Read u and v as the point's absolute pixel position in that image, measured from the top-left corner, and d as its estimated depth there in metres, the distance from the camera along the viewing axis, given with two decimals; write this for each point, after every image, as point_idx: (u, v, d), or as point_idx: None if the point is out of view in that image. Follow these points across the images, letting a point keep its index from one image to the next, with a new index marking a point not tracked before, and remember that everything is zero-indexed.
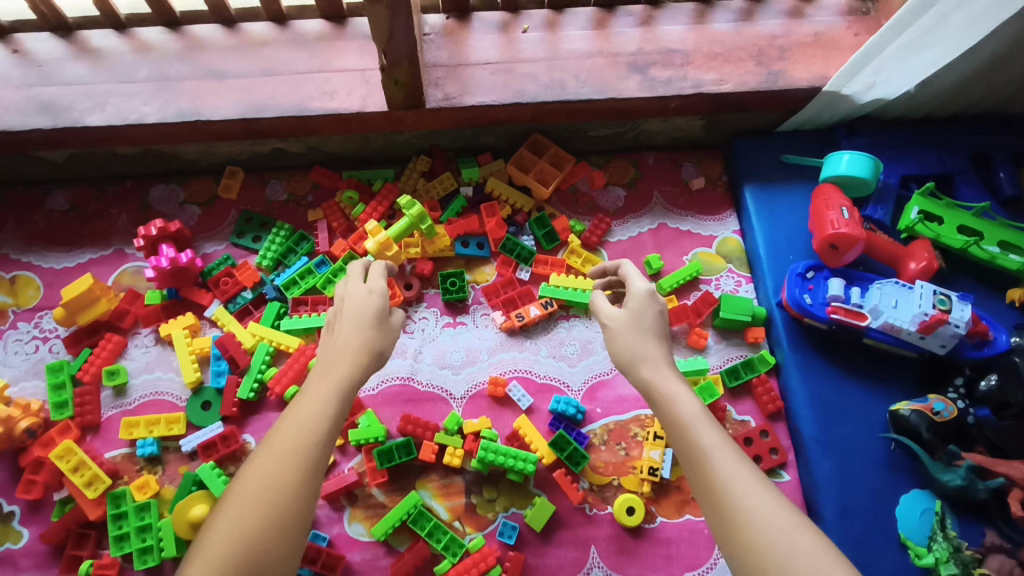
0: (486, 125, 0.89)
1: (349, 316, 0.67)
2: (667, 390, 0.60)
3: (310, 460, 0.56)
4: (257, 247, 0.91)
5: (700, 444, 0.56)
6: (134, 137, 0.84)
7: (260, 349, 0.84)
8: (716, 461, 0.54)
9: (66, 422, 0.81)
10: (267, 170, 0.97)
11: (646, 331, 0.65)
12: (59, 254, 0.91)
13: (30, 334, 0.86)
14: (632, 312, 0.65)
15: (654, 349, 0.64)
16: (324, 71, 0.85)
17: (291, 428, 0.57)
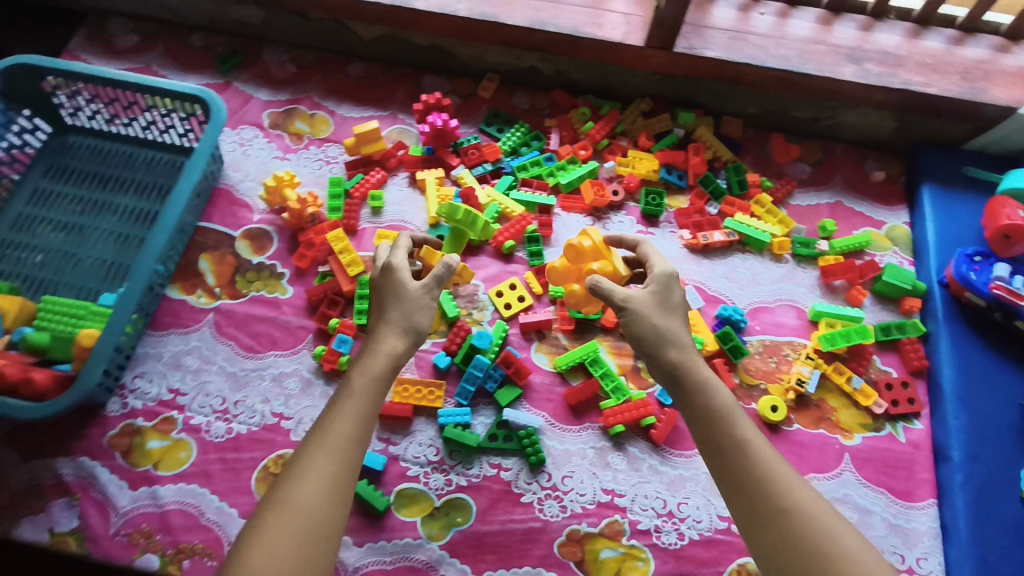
0: (713, 79, 1.07)
1: (392, 295, 0.78)
2: (722, 404, 0.70)
3: (325, 479, 0.62)
4: (499, 136, 1.11)
5: (758, 463, 0.65)
6: (440, 26, 1.08)
7: (492, 207, 1.03)
8: (777, 469, 0.64)
9: (336, 221, 1.02)
10: (516, 83, 1.17)
11: (672, 324, 0.75)
12: (351, 107, 1.15)
13: (318, 156, 1.09)
14: (654, 291, 0.76)
15: (676, 330, 0.75)
16: (598, 8, 1.06)
17: (335, 424, 0.67)
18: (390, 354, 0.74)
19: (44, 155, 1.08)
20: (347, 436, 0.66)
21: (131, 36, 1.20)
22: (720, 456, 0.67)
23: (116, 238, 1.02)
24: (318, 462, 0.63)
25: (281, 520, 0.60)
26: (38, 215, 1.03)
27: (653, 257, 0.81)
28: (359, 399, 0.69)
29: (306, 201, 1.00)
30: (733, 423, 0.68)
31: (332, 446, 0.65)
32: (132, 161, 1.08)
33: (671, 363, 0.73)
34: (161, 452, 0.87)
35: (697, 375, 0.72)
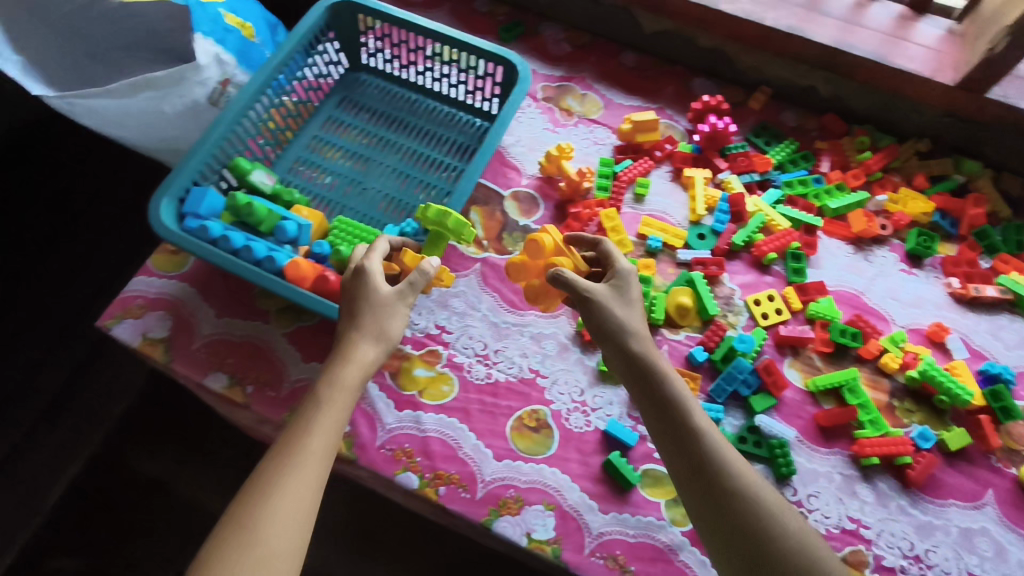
0: (1008, 131, 1.05)
1: (374, 302, 0.80)
2: (677, 394, 0.76)
3: (297, 522, 0.65)
4: (767, 149, 1.11)
5: (698, 421, 0.74)
6: (742, 33, 1.10)
7: (758, 218, 1.03)
8: (718, 447, 0.73)
9: (604, 200, 1.05)
10: (787, 100, 1.17)
11: (630, 313, 0.82)
12: (621, 94, 1.17)
13: (587, 136, 1.12)
14: (615, 285, 0.84)
15: (638, 325, 0.82)
16: (910, 41, 1.06)
17: (345, 374, 0.75)
18: (373, 293, 0.80)
19: (338, 86, 1.15)
20: (320, 456, 0.69)
21: None
22: (681, 445, 0.73)
23: (398, 176, 1.08)
24: (331, 418, 0.72)
25: (297, 462, 0.68)
26: (329, 140, 1.11)
27: (619, 257, 0.87)
28: (366, 340, 0.78)
29: (582, 176, 1.04)
30: (686, 405, 0.76)
31: (343, 388, 0.74)
32: (416, 107, 1.14)
33: (614, 325, 0.81)
34: (426, 381, 0.92)
35: (655, 362, 0.79)
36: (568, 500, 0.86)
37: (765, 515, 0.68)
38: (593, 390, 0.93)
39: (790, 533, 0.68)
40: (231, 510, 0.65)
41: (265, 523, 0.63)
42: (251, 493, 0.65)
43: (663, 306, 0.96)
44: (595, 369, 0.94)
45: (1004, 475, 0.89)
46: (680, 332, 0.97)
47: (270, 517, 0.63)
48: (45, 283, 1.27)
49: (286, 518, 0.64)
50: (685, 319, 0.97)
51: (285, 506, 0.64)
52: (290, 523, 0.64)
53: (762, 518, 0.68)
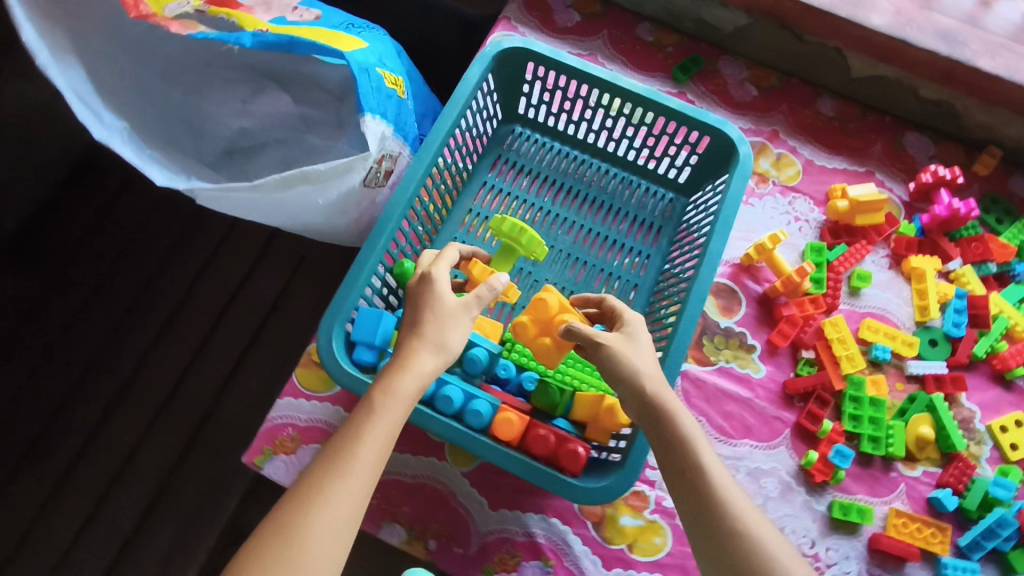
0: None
1: (430, 284, 0.68)
2: (691, 440, 0.63)
3: (350, 507, 0.55)
4: (999, 228, 0.95)
5: (717, 483, 0.61)
6: (996, 92, 0.90)
7: (1001, 321, 0.88)
8: (739, 505, 0.60)
9: (819, 297, 0.89)
10: (1016, 163, 0.99)
11: (645, 356, 0.66)
12: (822, 153, 0.99)
13: (786, 209, 0.95)
14: (627, 332, 0.68)
15: (654, 366, 0.66)
16: None
17: (399, 385, 0.62)
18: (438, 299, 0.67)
19: (489, 145, 0.96)
20: (378, 443, 0.58)
21: (572, 14, 1.05)
22: (699, 521, 0.60)
23: (572, 264, 0.91)
24: (364, 443, 0.58)
25: (321, 501, 0.54)
26: (486, 216, 0.93)
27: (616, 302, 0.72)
28: (425, 334, 0.65)
29: (801, 274, 0.87)
30: (698, 451, 0.62)
31: (383, 399, 0.61)
32: (583, 171, 0.96)
33: (633, 376, 0.65)
34: (635, 532, 0.79)
35: (671, 408, 0.64)
36: None
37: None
38: (826, 541, 0.80)
39: None
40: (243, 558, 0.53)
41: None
42: (268, 539, 0.53)
43: (902, 438, 0.83)
44: (825, 516, 0.81)
45: None
46: (917, 467, 0.84)
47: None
48: (138, 350, 1.16)
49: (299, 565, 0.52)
50: (923, 451, 0.84)
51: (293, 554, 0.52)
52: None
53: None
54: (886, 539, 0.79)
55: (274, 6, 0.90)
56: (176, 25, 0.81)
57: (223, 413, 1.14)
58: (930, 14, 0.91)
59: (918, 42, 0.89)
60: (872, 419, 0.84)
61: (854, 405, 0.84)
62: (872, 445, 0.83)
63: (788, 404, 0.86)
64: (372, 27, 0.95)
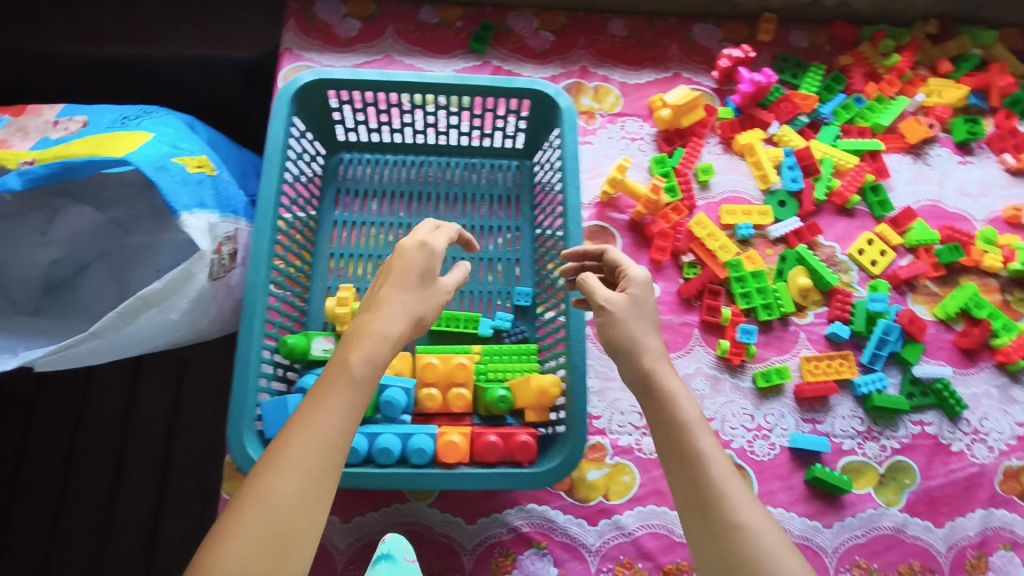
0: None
1: (399, 262, 0.62)
2: (688, 417, 0.57)
3: (314, 480, 0.48)
4: (796, 82, 1.03)
5: (716, 474, 0.54)
6: None
7: (828, 163, 0.97)
8: (729, 488, 0.53)
9: (678, 203, 0.94)
10: (789, 21, 1.08)
11: (644, 334, 0.62)
12: (629, 71, 1.03)
13: (620, 134, 1.00)
14: (634, 296, 0.65)
15: (653, 340, 0.63)
16: None
17: (356, 354, 0.55)
18: (423, 262, 0.63)
19: (324, 182, 0.93)
20: (346, 415, 0.51)
21: (351, 21, 1.03)
22: (694, 503, 0.54)
23: (452, 264, 0.91)
24: (335, 395, 0.52)
25: (280, 472, 0.47)
26: (352, 254, 0.91)
27: (635, 268, 0.67)
28: (396, 297, 0.59)
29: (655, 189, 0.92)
30: (694, 434, 0.56)
31: (351, 350, 0.54)
32: (425, 173, 0.95)
33: (624, 344, 0.62)
34: (605, 481, 0.83)
35: (666, 387, 0.60)
36: (794, 531, 0.83)
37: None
38: (763, 410, 0.88)
39: None
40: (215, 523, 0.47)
41: (238, 534, 0.45)
42: (234, 500, 0.48)
43: (788, 296, 0.92)
44: (754, 389, 0.89)
45: None
46: (808, 314, 0.92)
47: (247, 533, 0.45)
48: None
49: (272, 516, 0.46)
50: (808, 298, 0.93)
51: (259, 509, 0.46)
52: (274, 530, 0.45)
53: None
54: (808, 386, 0.87)
55: (31, 129, 0.82)
56: None
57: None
58: None
59: None
60: (760, 289, 0.92)
61: (741, 284, 0.92)
62: (766, 312, 0.91)
63: (687, 308, 0.92)
64: (151, 110, 0.87)
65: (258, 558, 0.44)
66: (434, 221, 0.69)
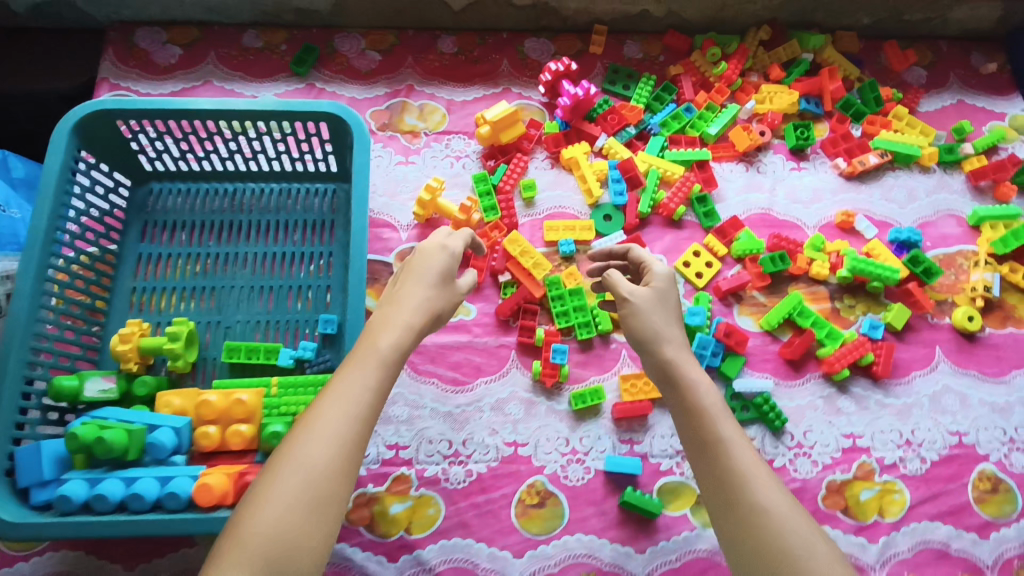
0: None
1: (418, 266, 0.66)
2: (706, 403, 0.61)
3: (332, 451, 0.52)
4: (627, 93, 1.02)
5: (738, 458, 0.57)
6: None
7: (652, 174, 0.95)
8: (745, 464, 0.57)
9: (498, 222, 0.93)
10: (623, 32, 1.06)
11: (661, 325, 0.67)
12: (457, 89, 1.01)
13: (444, 153, 0.98)
14: (656, 288, 0.70)
15: (673, 330, 0.67)
16: None
17: (384, 339, 0.60)
18: (443, 263, 0.67)
19: (130, 214, 0.91)
20: (366, 390, 0.56)
21: (170, 48, 1.01)
22: (710, 481, 0.57)
23: (258, 294, 0.88)
24: (356, 367, 0.57)
25: (297, 444, 0.52)
26: (155, 287, 0.88)
27: (654, 265, 0.72)
28: (418, 292, 0.64)
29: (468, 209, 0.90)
30: (714, 418, 0.60)
31: (380, 334, 0.60)
32: (239, 200, 0.93)
33: (647, 336, 0.67)
34: (408, 514, 0.80)
35: (684, 374, 0.64)
36: (605, 559, 0.79)
37: (793, 559, 0.51)
38: (578, 432, 0.85)
39: None
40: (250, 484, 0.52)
41: (277, 492, 0.50)
42: (268, 465, 0.53)
43: (606, 313, 0.89)
44: (570, 412, 0.86)
45: (941, 327, 0.92)
46: None
47: (274, 498, 0.50)
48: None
49: (303, 486, 0.50)
50: None
51: (296, 472, 0.51)
52: (303, 488, 0.50)
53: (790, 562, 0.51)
54: (621, 406, 0.84)
55: None
56: None
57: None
58: None
59: None
60: (577, 307, 0.89)
61: (559, 302, 0.89)
62: (585, 330, 0.88)
63: (504, 329, 0.89)
64: None
65: (280, 521, 0.49)
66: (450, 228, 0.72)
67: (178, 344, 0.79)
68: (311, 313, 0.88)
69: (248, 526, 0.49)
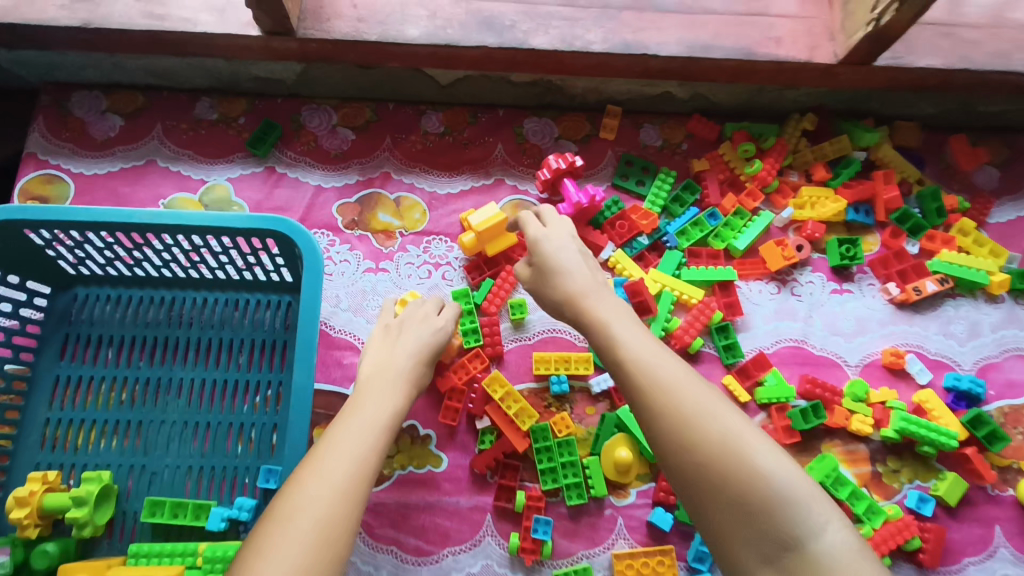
0: (913, 90, 0.82)
1: (408, 328, 0.71)
2: (602, 334, 0.60)
3: (354, 467, 0.53)
4: (641, 191, 0.86)
5: (638, 369, 0.55)
6: (567, 67, 0.78)
7: (665, 298, 0.81)
8: (652, 382, 0.54)
9: (478, 350, 0.78)
10: (640, 113, 0.90)
11: (556, 278, 0.66)
12: (442, 178, 0.87)
13: (421, 259, 0.83)
14: (536, 261, 0.69)
15: (569, 282, 0.66)
16: (768, 15, 0.78)
17: (391, 376, 0.65)
18: (432, 337, 0.71)
19: (48, 326, 0.77)
20: (381, 415, 0.60)
21: (110, 118, 0.86)
22: (632, 403, 0.55)
23: (193, 432, 0.75)
24: (367, 397, 0.62)
25: (317, 458, 0.54)
26: (72, 419, 0.74)
27: (526, 223, 0.72)
28: (404, 357, 0.68)
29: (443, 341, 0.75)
30: (615, 345, 0.58)
31: (381, 404, 0.61)
32: (177, 311, 0.79)
33: (561, 296, 0.66)
34: None
35: (586, 312, 0.63)
36: None
37: (744, 465, 0.48)
38: None
39: (768, 496, 0.46)
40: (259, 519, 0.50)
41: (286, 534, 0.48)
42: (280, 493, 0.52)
43: (600, 474, 0.75)
44: None
45: (1002, 501, 0.78)
46: (630, 493, 0.76)
47: (295, 508, 0.49)
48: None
49: (325, 489, 0.51)
50: (628, 474, 0.76)
51: (308, 517, 0.49)
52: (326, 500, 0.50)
53: (752, 489, 0.47)
54: None
55: None
56: None
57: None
58: (468, 4, 0.77)
59: (463, 41, 0.76)
60: (568, 463, 0.75)
61: (547, 457, 0.75)
62: (576, 494, 0.75)
63: (480, 486, 0.75)
64: None
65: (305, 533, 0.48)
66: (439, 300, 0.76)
67: (83, 509, 0.66)
68: (254, 458, 0.74)
69: (272, 546, 0.47)
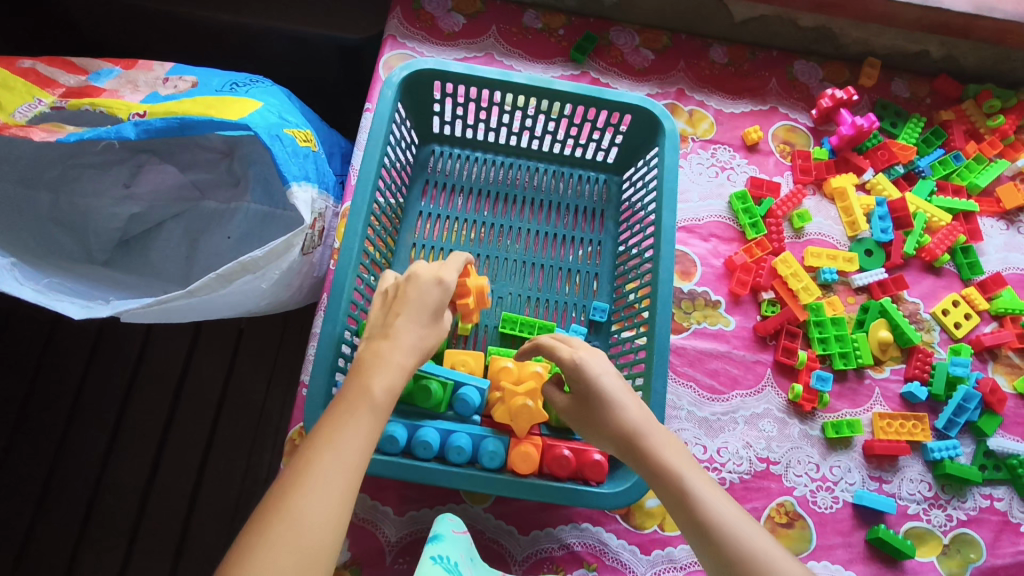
0: None
1: (413, 299, 0.63)
2: (674, 482, 0.58)
3: (342, 474, 0.48)
4: (895, 131, 1.02)
5: (719, 529, 0.55)
6: (866, 10, 0.98)
7: (920, 217, 0.96)
8: (725, 521, 0.55)
9: (762, 240, 0.94)
10: (891, 69, 1.07)
11: (613, 413, 0.63)
12: (728, 100, 1.02)
13: (710, 161, 0.98)
14: (580, 392, 0.65)
15: (628, 420, 0.62)
16: None
17: (394, 354, 0.58)
18: (435, 298, 0.64)
19: (413, 172, 0.93)
20: (376, 393, 0.54)
21: (456, 16, 1.02)
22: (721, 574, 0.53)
23: (531, 270, 0.90)
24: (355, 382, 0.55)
25: (325, 448, 0.49)
26: (432, 247, 0.90)
27: (559, 347, 0.68)
28: (411, 328, 0.61)
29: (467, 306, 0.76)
30: (691, 499, 0.57)
31: (383, 378, 0.56)
32: (513, 175, 0.95)
33: (617, 430, 0.62)
34: (662, 510, 0.82)
35: (655, 460, 0.60)
36: None
37: None
38: (829, 461, 0.86)
39: None
40: (266, 493, 0.48)
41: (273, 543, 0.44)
42: (268, 497, 0.47)
43: (867, 347, 0.90)
44: (822, 439, 0.87)
45: None
46: (885, 369, 0.91)
47: (296, 515, 0.45)
48: (79, 499, 1.01)
49: (320, 499, 0.46)
50: (886, 353, 0.91)
51: (293, 527, 0.45)
52: (322, 502, 0.46)
53: None
54: (880, 443, 0.85)
55: (142, 83, 0.83)
56: (39, 133, 0.74)
57: (200, 542, 1.01)
58: None
59: None
60: (838, 337, 0.90)
61: (820, 329, 0.90)
62: (844, 361, 0.89)
63: (762, 346, 0.90)
64: (258, 79, 0.87)
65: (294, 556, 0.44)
66: (459, 260, 0.70)
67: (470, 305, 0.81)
68: (580, 297, 0.89)
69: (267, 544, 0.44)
